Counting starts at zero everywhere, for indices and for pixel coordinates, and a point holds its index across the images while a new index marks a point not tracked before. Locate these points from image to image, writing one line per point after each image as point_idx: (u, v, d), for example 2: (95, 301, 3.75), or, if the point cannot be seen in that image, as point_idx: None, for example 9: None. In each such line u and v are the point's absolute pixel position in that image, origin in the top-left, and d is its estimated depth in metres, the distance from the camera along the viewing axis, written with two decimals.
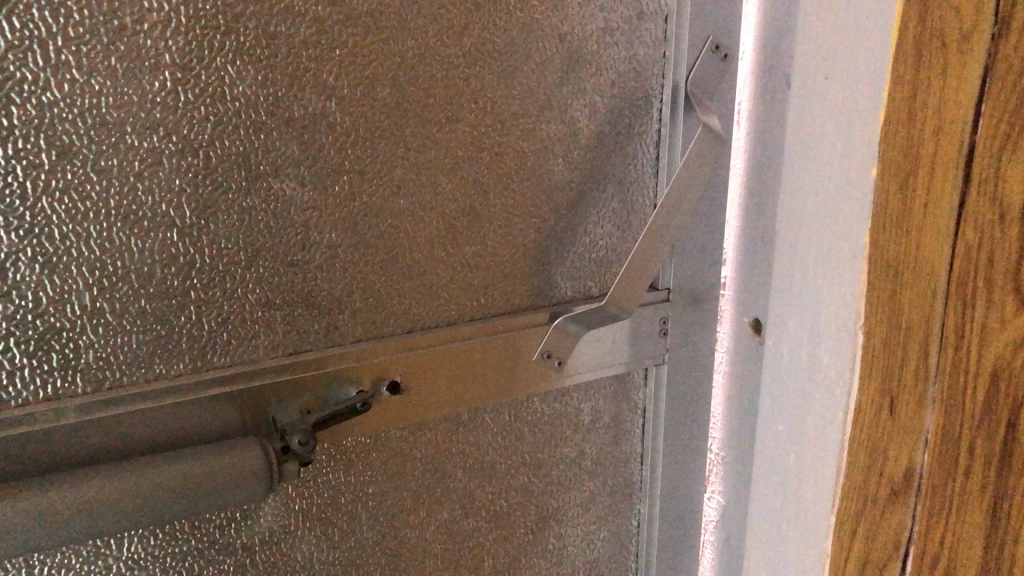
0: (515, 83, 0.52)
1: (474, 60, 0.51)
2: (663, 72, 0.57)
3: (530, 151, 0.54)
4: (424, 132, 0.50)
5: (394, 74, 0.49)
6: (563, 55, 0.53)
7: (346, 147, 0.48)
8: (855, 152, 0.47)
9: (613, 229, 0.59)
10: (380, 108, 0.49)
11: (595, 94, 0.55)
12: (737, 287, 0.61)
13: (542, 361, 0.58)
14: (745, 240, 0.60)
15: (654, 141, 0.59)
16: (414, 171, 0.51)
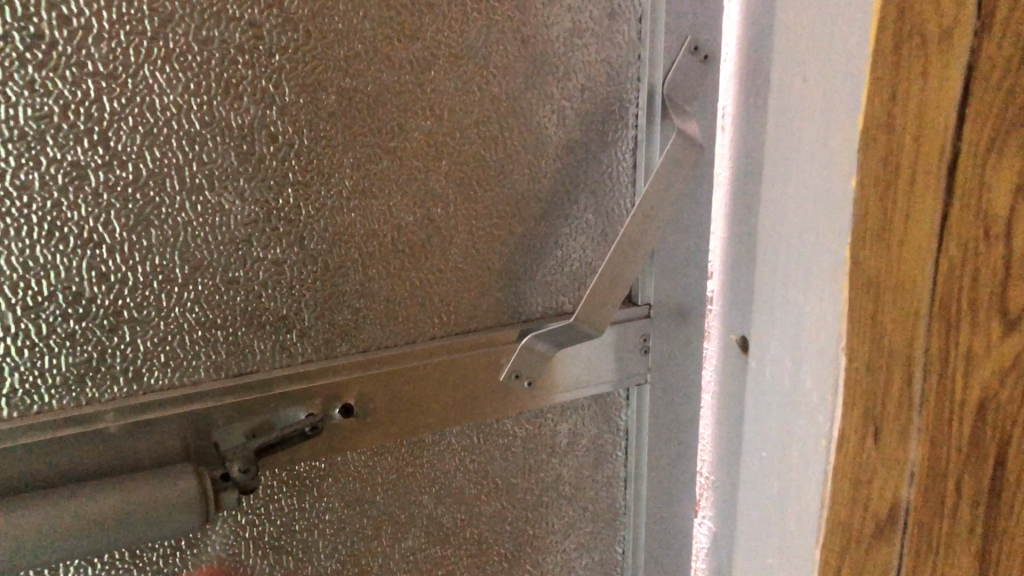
0: (475, 89, 0.49)
1: (430, 65, 0.48)
2: (638, 75, 0.54)
3: (492, 161, 0.51)
4: (377, 141, 0.47)
5: (341, 80, 0.46)
6: (527, 58, 0.50)
7: (289, 158, 0.46)
8: (834, 157, 0.42)
9: (588, 242, 0.56)
10: (327, 117, 0.46)
11: (563, 99, 0.52)
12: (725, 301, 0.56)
13: (511, 381, 0.54)
14: (729, 252, 0.55)
15: (630, 147, 0.55)
16: (364, 183, 0.48)
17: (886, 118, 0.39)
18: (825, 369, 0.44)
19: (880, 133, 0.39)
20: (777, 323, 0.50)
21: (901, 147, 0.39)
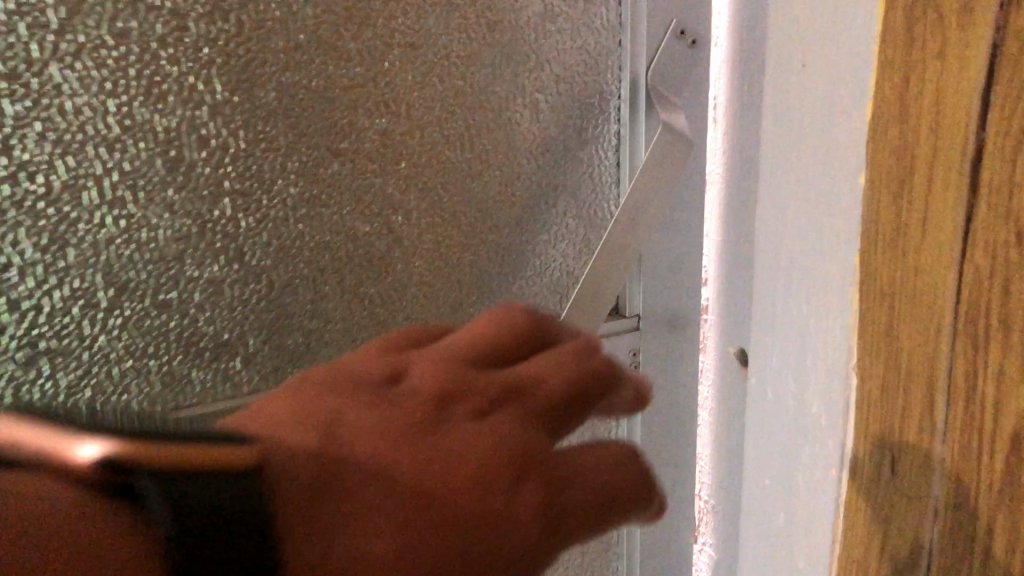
0: (435, 82, 0.44)
1: (383, 56, 0.42)
2: (619, 64, 0.49)
3: (459, 162, 0.46)
4: (324, 142, 0.42)
5: (281, 75, 0.40)
6: (493, 48, 0.45)
7: (223, 165, 0.40)
8: (834, 155, 0.39)
9: (569, 248, 0.51)
10: (266, 117, 0.40)
11: (536, 92, 0.47)
12: (720, 312, 0.52)
13: None
14: (726, 258, 0.51)
15: (612, 143, 0.50)
16: (313, 189, 0.42)
17: (901, 108, 0.35)
18: (835, 387, 0.41)
19: (891, 127, 0.35)
20: (781, 337, 0.45)
21: (914, 139, 0.34)
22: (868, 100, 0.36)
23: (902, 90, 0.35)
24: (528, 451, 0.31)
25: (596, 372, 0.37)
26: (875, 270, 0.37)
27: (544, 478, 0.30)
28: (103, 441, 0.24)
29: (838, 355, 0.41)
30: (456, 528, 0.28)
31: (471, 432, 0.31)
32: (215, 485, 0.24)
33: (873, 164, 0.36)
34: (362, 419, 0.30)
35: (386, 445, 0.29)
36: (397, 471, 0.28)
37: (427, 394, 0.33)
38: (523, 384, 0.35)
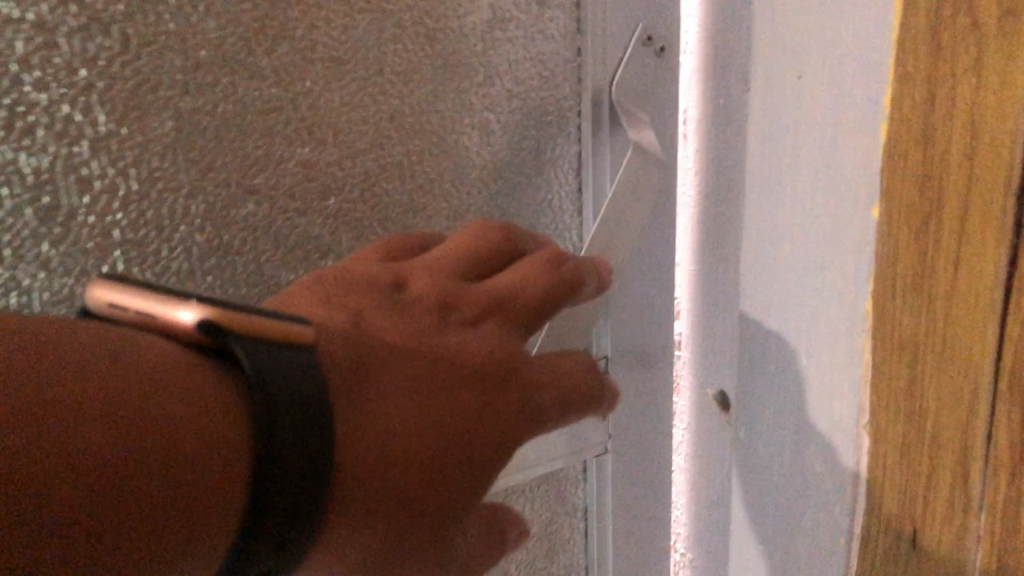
0: (368, 102, 0.38)
1: (303, 75, 0.36)
2: (579, 77, 0.42)
3: (397, 194, 0.40)
4: (236, 177, 0.35)
5: (179, 100, 0.33)
6: (434, 60, 0.39)
7: (113, 211, 0.33)
8: (840, 182, 0.34)
9: None
10: (161, 150, 0.33)
11: (486, 110, 0.41)
12: (698, 349, 0.47)
13: None
14: (705, 289, 0.45)
15: (573, 171, 0.44)
16: (225, 234, 0.35)
17: (925, 130, 0.29)
18: (839, 446, 0.36)
19: (912, 151, 0.30)
20: (773, 383, 0.40)
21: (943, 166, 0.29)
22: (883, 121, 0.31)
23: (923, 108, 0.29)
24: (510, 357, 0.35)
25: (571, 279, 0.37)
26: (894, 316, 0.32)
27: (522, 380, 0.35)
28: (196, 306, 0.26)
29: (848, 413, 0.35)
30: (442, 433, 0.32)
31: (464, 341, 0.35)
32: (284, 364, 0.26)
33: (891, 193, 0.31)
34: (376, 329, 0.34)
35: (404, 344, 0.33)
36: (417, 362, 0.33)
37: (430, 301, 0.36)
38: (508, 296, 0.37)
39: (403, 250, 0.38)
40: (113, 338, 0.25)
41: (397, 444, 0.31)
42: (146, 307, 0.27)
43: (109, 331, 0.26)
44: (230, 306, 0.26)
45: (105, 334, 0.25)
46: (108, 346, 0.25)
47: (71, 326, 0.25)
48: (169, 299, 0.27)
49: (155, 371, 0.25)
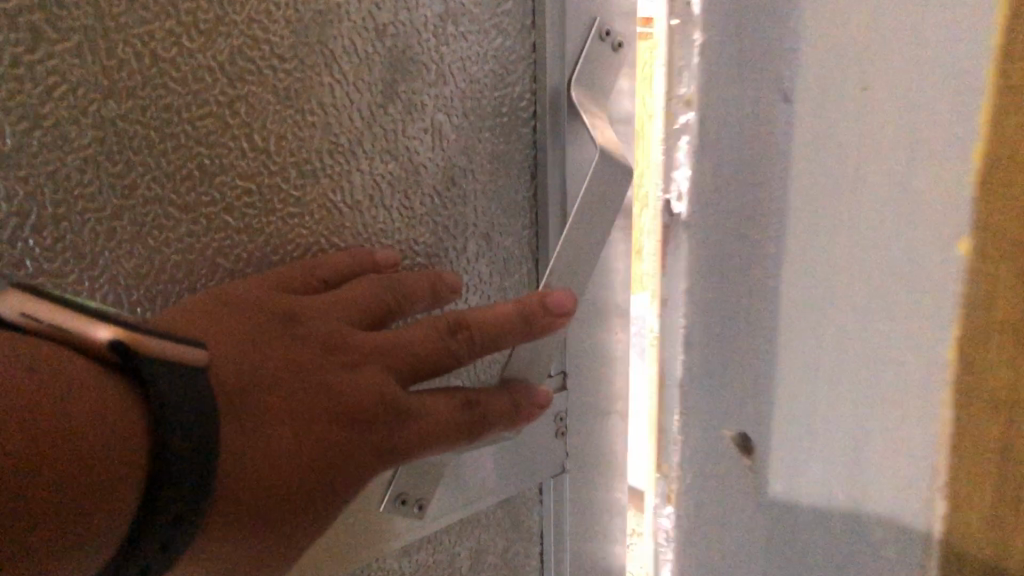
0: (315, 105, 0.33)
1: (241, 76, 0.31)
2: (534, 74, 0.40)
3: (347, 206, 0.35)
4: (166, 194, 0.30)
5: (100, 105, 0.28)
6: (385, 58, 0.35)
7: (21, 239, 0.28)
8: (920, 208, 0.32)
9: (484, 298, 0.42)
10: (80, 164, 0.28)
11: (439, 111, 0.37)
12: (702, 392, 0.42)
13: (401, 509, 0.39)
14: (709, 320, 0.41)
15: (528, 175, 0.42)
16: (158, 258, 0.31)
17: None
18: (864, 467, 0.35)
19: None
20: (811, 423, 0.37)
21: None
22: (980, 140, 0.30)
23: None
24: (393, 403, 0.31)
25: (478, 333, 0.34)
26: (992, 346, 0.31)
27: (397, 431, 0.31)
28: (109, 325, 0.25)
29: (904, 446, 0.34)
30: (293, 471, 0.28)
31: (339, 379, 0.31)
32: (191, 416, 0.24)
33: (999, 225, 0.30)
34: (259, 351, 0.30)
35: (284, 374, 0.30)
36: (293, 395, 0.30)
37: (311, 340, 0.32)
38: (394, 343, 0.33)
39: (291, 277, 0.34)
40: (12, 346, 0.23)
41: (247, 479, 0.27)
42: (50, 314, 0.25)
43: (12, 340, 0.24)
44: (141, 327, 0.25)
45: (22, 350, 0.23)
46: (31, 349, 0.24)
47: None
48: (76, 309, 0.25)
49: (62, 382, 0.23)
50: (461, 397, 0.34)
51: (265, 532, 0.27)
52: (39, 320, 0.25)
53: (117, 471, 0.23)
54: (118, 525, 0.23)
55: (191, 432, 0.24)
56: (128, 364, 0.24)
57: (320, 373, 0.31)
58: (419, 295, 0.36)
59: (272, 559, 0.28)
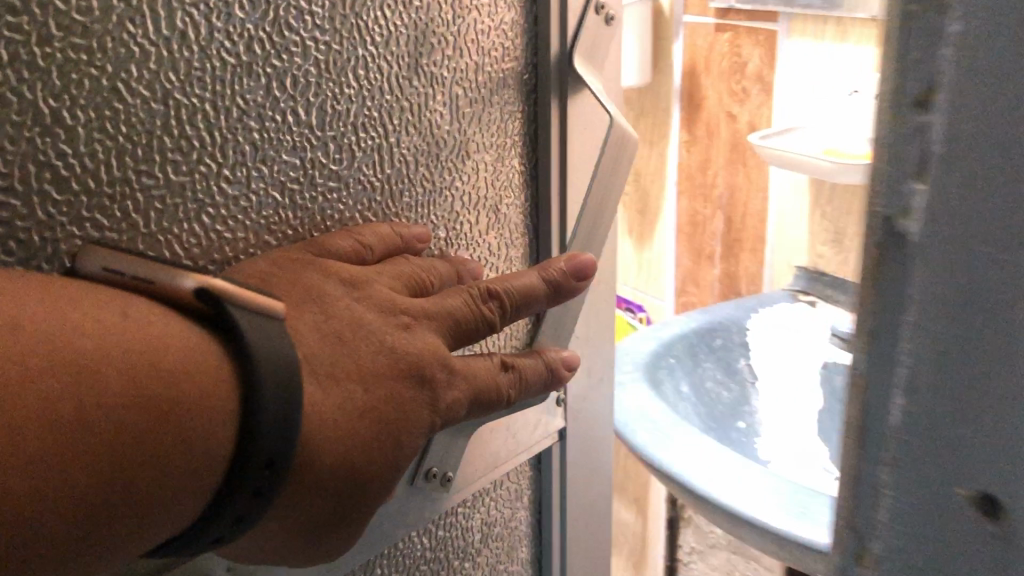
0: (349, 80, 0.34)
1: (289, 47, 0.31)
2: (534, 52, 0.43)
3: (384, 176, 0.37)
4: (222, 169, 0.31)
5: (163, 78, 0.28)
6: (411, 30, 0.36)
7: (85, 220, 0.27)
8: None
9: (495, 259, 0.45)
10: (144, 137, 0.28)
11: (457, 85, 0.39)
12: (924, 450, 0.21)
13: (429, 481, 0.42)
14: (943, 338, 0.20)
15: (528, 145, 0.44)
16: (217, 230, 0.31)
17: None
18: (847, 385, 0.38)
19: None
20: None
21: None
22: None
23: None
24: (445, 363, 0.35)
25: (510, 302, 0.38)
26: None
27: (448, 392, 0.35)
28: (196, 276, 0.28)
29: None
30: (363, 423, 0.31)
31: (400, 343, 0.33)
32: (271, 387, 0.27)
33: None
34: (326, 315, 0.32)
35: (350, 338, 0.32)
36: (359, 355, 0.32)
37: (367, 305, 0.34)
38: (438, 307, 0.36)
39: (341, 245, 0.35)
40: (122, 311, 0.26)
41: (326, 432, 0.30)
42: (142, 269, 0.28)
43: (115, 297, 0.26)
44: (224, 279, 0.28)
45: (130, 313, 0.26)
46: (136, 313, 0.26)
47: (85, 288, 0.26)
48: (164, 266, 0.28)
49: (172, 354, 0.26)
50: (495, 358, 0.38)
51: (349, 478, 0.31)
52: (126, 275, 0.27)
53: (213, 410, 0.26)
54: (204, 489, 0.27)
55: (277, 404, 0.27)
56: (220, 311, 0.27)
57: (380, 336, 0.33)
58: (448, 274, 0.40)
59: (354, 500, 0.32)
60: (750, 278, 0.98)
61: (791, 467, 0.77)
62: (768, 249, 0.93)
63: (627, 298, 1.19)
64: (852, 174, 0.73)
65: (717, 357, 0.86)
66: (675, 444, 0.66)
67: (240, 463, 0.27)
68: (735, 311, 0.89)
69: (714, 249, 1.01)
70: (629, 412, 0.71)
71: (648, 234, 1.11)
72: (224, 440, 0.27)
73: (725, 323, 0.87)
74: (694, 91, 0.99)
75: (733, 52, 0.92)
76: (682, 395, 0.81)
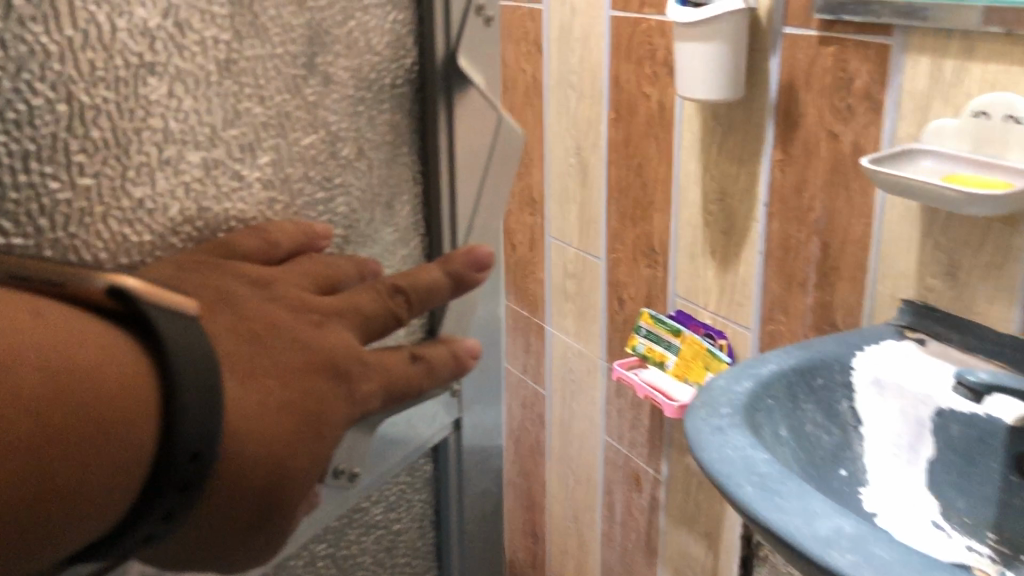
0: (242, 79, 0.33)
1: (188, 48, 0.31)
2: (415, 45, 0.41)
3: (278, 176, 0.36)
4: (126, 171, 0.30)
5: (65, 81, 0.27)
6: (305, 29, 0.35)
7: None
8: None
9: (400, 257, 0.44)
10: (46, 143, 0.27)
11: (351, 81, 0.39)
12: None
13: (332, 482, 0.40)
14: None
15: (415, 139, 0.43)
16: (120, 231, 0.30)
17: None
18: None
19: None
20: None
21: None
22: None
23: None
24: (359, 357, 0.34)
25: (417, 297, 0.38)
26: None
27: (363, 386, 0.34)
28: (111, 277, 0.26)
29: None
30: (289, 417, 0.31)
31: (313, 339, 0.33)
32: (190, 384, 0.26)
33: None
34: (239, 311, 0.32)
35: (265, 331, 0.32)
36: (275, 350, 0.32)
37: (277, 302, 0.33)
38: (350, 303, 0.35)
39: (247, 244, 0.34)
40: (34, 312, 0.25)
41: (252, 426, 0.29)
42: (50, 270, 0.26)
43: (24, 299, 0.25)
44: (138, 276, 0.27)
45: (43, 312, 0.25)
46: (49, 314, 0.25)
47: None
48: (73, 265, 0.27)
49: (89, 355, 0.25)
50: (404, 353, 0.38)
51: (275, 473, 0.30)
52: (32, 275, 0.26)
53: (133, 413, 0.25)
54: (127, 493, 0.26)
55: (198, 401, 0.26)
56: (135, 308, 0.26)
57: (292, 331, 0.33)
58: (352, 273, 0.38)
59: (280, 501, 0.31)
60: (848, 310, 0.73)
61: (901, 523, 0.62)
62: (871, 280, 0.70)
63: (704, 321, 0.90)
64: (986, 206, 0.54)
65: (819, 400, 0.66)
66: (785, 499, 0.48)
67: (164, 461, 0.26)
68: (837, 347, 0.67)
69: (808, 276, 0.76)
70: (732, 467, 0.52)
71: (733, 259, 0.85)
72: (144, 443, 0.26)
73: (826, 361, 0.66)
74: (791, 107, 0.74)
75: (836, 65, 0.69)
76: (781, 441, 0.62)
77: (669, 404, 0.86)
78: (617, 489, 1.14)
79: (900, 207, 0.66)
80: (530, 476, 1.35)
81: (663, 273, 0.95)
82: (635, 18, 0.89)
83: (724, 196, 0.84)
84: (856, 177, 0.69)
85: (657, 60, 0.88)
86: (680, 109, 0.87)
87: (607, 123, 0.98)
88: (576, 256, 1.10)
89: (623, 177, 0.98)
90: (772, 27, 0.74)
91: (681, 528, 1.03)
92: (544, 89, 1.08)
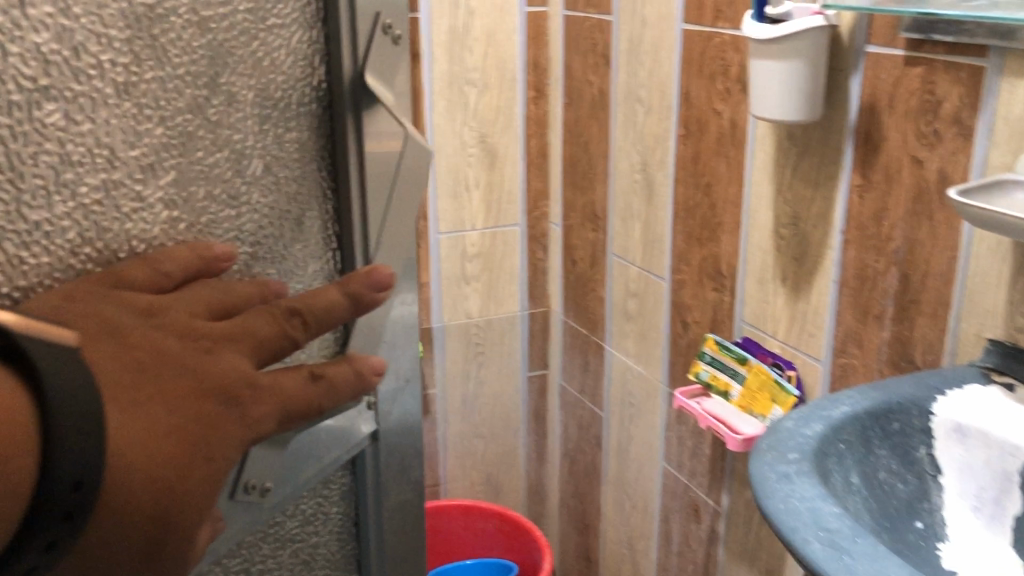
0: (143, 100, 0.35)
1: (84, 72, 0.32)
2: (315, 65, 0.43)
3: (185, 195, 0.37)
4: (21, 197, 0.31)
5: None
6: (205, 50, 0.37)
7: None
8: None
9: (312, 273, 0.45)
10: None
11: (255, 100, 0.40)
12: None
13: (243, 496, 0.41)
14: None
15: (322, 157, 0.45)
16: (17, 261, 0.31)
17: None
18: None
19: None
20: None
21: None
22: None
23: None
24: (252, 382, 0.36)
25: (314, 318, 0.39)
26: None
27: (256, 409, 0.36)
28: None
29: None
30: (175, 444, 0.32)
31: (198, 366, 0.34)
32: (65, 417, 0.28)
33: None
34: (124, 341, 0.33)
35: (152, 362, 0.33)
36: (162, 380, 0.33)
37: (166, 331, 0.35)
38: (244, 328, 0.37)
39: (137, 275, 0.35)
40: None
41: (135, 455, 0.31)
42: None
43: None
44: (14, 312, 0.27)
45: None
46: None
47: None
48: None
49: None
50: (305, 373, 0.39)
51: (164, 497, 0.31)
52: None
53: (11, 444, 0.27)
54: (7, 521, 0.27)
55: (73, 431, 0.28)
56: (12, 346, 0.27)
57: (180, 359, 0.34)
58: (253, 294, 0.39)
59: (172, 523, 0.32)
60: (927, 347, 0.72)
61: None
62: (955, 316, 0.68)
63: (772, 351, 0.89)
64: None
65: (895, 445, 0.65)
66: (855, 560, 0.46)
67: (46, 492, 0.28)
68: (915, 389, 0.66)
69: (885, 308, 0.75)
70: (799, 519, 0.51)
71: (804, 287, 0.84)
72: (23, 473, 0.27)
73: (903, 405, 0.65)
74: (873, 128, 0.73)
75: (922, 87, 0.68)
76: (850, 489, 0.61)
77: (733, 437, 0.85)
78: (674, 517, 1.12)
79: (988, 239, 0.65)
80: (588, 498, 1.35)
81: (729, 298, 0.95)
82: (709, 32, 0.90)
83: (798, 221, 0.83)
84: (941, 208, 0.68)
85: (730, 76, 0.88)
86: (752, 128, 0.86)
87: (675, 140, 0.99)
88: (639, 275, 1.11)
89: (691, 196, 0.98)
90: (852, 44, 0.73)
91: (740, 563, 1.00)
92: (613, 103, 1.11)
